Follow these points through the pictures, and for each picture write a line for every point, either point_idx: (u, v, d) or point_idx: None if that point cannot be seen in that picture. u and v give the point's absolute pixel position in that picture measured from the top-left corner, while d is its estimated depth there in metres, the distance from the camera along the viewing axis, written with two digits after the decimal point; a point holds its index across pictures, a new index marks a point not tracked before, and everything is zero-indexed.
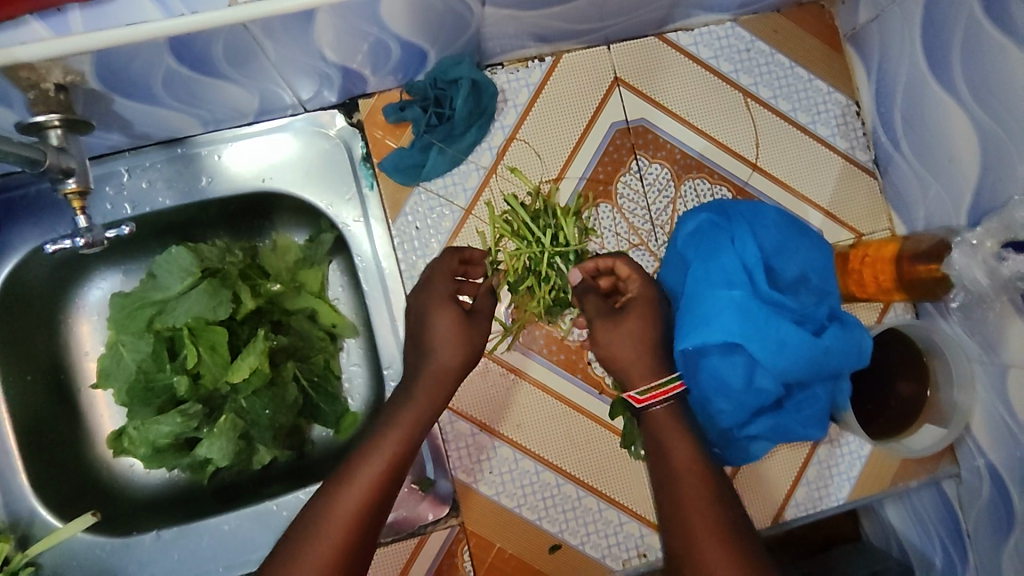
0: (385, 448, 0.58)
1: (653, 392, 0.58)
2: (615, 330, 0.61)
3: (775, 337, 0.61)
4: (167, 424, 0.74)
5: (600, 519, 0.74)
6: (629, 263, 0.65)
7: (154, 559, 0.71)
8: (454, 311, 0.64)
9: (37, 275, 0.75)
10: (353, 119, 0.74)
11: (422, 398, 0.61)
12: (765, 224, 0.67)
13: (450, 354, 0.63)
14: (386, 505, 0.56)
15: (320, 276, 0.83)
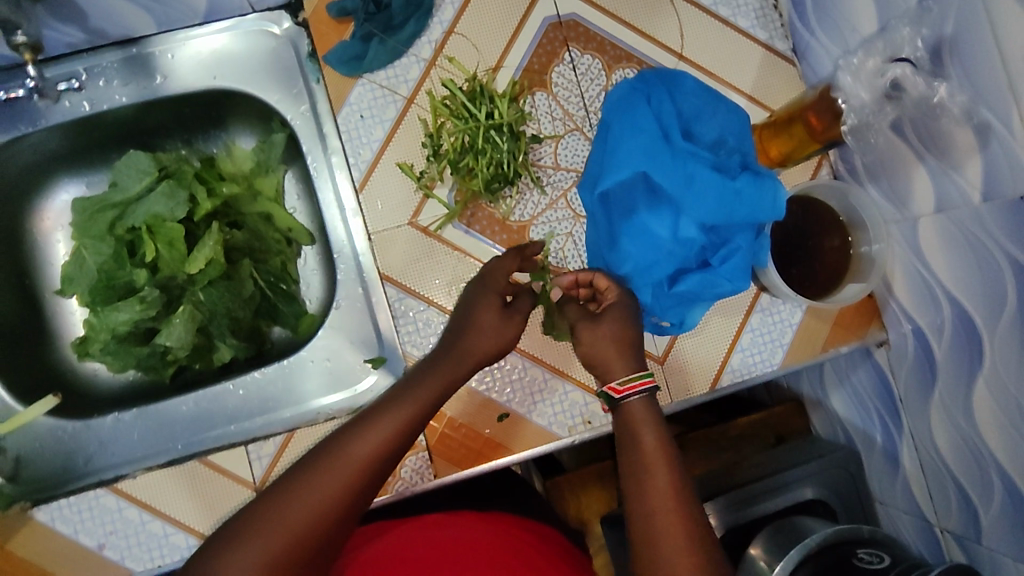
0: (402, 409, 0.61)
1: (630, 384, 0.63)
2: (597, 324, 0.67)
3: (686, 176, 0.66)
4: (126, 312, 0.78)
5: (546, 389, 0.78)
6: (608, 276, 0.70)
7: (115, 439, 0.74)
8: (493, 299, 0.69)
9: (3, 178, 0.78)
10: (298, 19, 0.78)
11: (447, 365, 0.66)
12: (681, 91, 0.71)
13: (480, 339, 0.68)
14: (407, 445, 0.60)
15: (276, 182, 0.85)
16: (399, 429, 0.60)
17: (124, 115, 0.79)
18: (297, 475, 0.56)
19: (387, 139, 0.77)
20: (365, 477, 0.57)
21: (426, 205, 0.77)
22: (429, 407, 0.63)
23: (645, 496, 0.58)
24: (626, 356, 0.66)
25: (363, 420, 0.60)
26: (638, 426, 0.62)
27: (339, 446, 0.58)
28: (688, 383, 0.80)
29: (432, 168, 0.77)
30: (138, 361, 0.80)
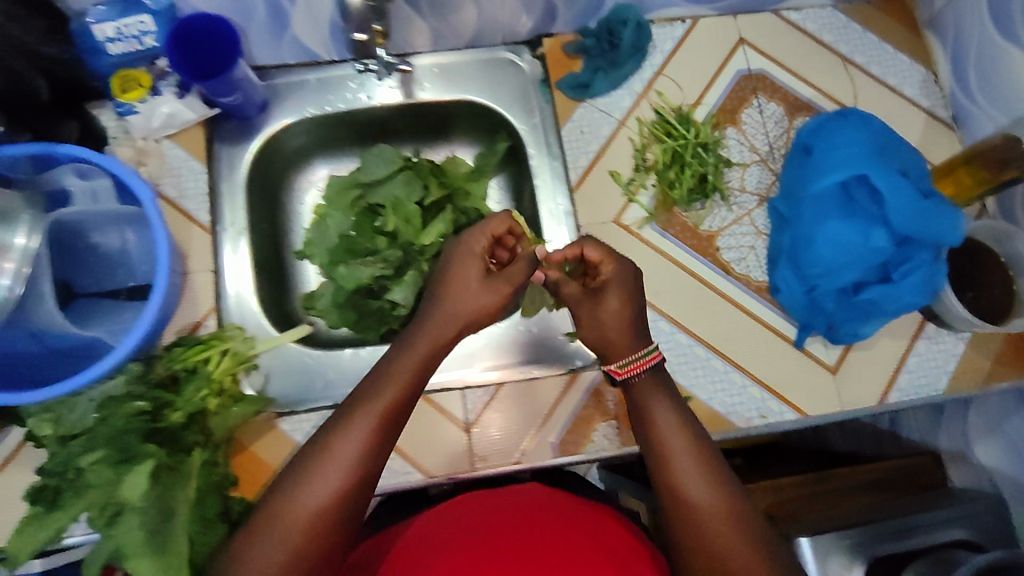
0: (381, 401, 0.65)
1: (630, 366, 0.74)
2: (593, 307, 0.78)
3: (885, 190, 0.76)
4: (369, 269, 0.93)
5: (726, 379, 0.86)
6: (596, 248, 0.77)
7: (348, 371, 0.84)
8: (476, 266, 0.78)
9: (281, 150, 0.96)
10: (536, 53, 0.94)
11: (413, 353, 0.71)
12: (872, 126, 0.81)
13: (468, 301, 0.76)
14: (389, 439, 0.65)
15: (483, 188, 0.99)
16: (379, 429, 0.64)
17: (381, 112, 0.96)
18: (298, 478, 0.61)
19: (601, 152, 0.91)
20: (356, 484, 0.61)
21: (629, 208, 0.89)
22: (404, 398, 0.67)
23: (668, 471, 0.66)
24: (629, 336, 0.76)
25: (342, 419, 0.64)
26: (647, 401, 0.72)
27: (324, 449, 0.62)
28: (858, 395, 0.87)
29: (638, 177, 0.90)
30: (358, 317, 0.93)
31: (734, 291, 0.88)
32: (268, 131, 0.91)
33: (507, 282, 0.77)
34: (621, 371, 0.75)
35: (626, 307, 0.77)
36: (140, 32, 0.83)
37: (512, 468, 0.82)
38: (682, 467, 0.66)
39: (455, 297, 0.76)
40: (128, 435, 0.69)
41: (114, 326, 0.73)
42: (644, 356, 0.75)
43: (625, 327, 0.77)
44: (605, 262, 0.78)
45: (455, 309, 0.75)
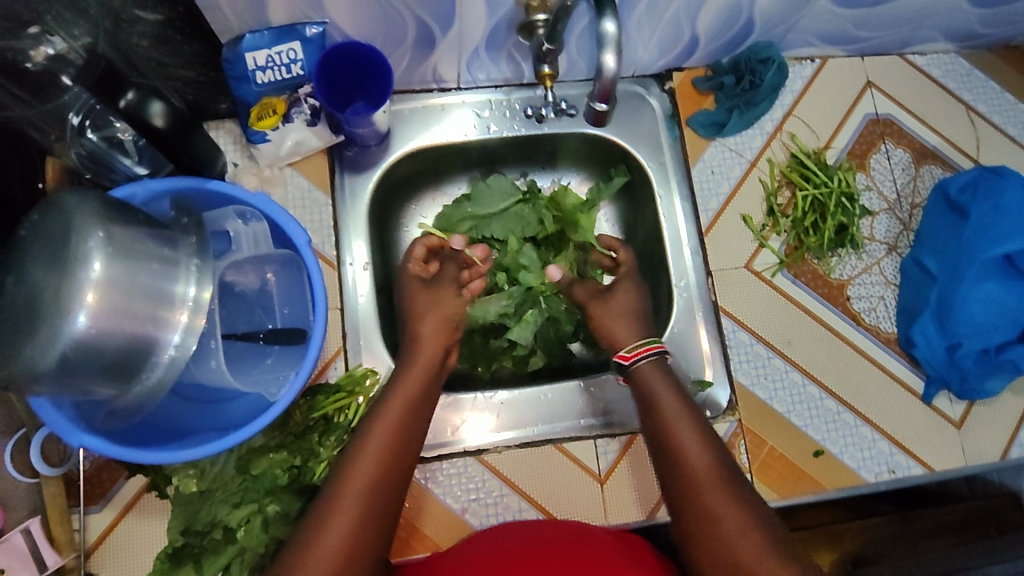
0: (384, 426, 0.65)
1: (637, 350, 0.75)
2: (608, 301, 0.83)
3: None
4: (494, 305, 0.88)
5: (857, 434, 0.84)
6: (612, 239, 0.90)
7: (480, 415, 0.83)
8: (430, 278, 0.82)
9: (397, 179, 0.92)
10: (664, 87, 0.93)
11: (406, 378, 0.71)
12: None
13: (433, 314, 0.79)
14: (403, 457, 0.64)
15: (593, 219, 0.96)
16: (387, 451, 0.63)
17: (501, 142, 0.93)
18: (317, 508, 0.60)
19: (731, 194, 0.90)
20: (378, 505, 0.60)
21: (760, 253, 0.88)
22: (404, 419, 0.67)
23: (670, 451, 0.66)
24: (637, 323, 0.81)
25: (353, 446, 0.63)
26: (654, 386, 0.72)
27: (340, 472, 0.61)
28: (982, 450, 0.85)
29: (769, 222, 0.89)
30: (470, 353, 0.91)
31: (865, 344, 0.86)
32: (391, 159, 0.89)
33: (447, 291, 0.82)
34: (630, 357, 0.75)
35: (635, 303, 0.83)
36: (290, 60, 0.76)
37: (646, 521, 0.80)
38: (678, 430, 0.67)
39: (423, 315, 0.79)
40: (281, 491, 0.67)
41: (280, 373, 0.70)
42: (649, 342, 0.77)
43: (630, 315, 0.81)
44: (622, 248, 0.89)
45: (421, 331, 0.77)
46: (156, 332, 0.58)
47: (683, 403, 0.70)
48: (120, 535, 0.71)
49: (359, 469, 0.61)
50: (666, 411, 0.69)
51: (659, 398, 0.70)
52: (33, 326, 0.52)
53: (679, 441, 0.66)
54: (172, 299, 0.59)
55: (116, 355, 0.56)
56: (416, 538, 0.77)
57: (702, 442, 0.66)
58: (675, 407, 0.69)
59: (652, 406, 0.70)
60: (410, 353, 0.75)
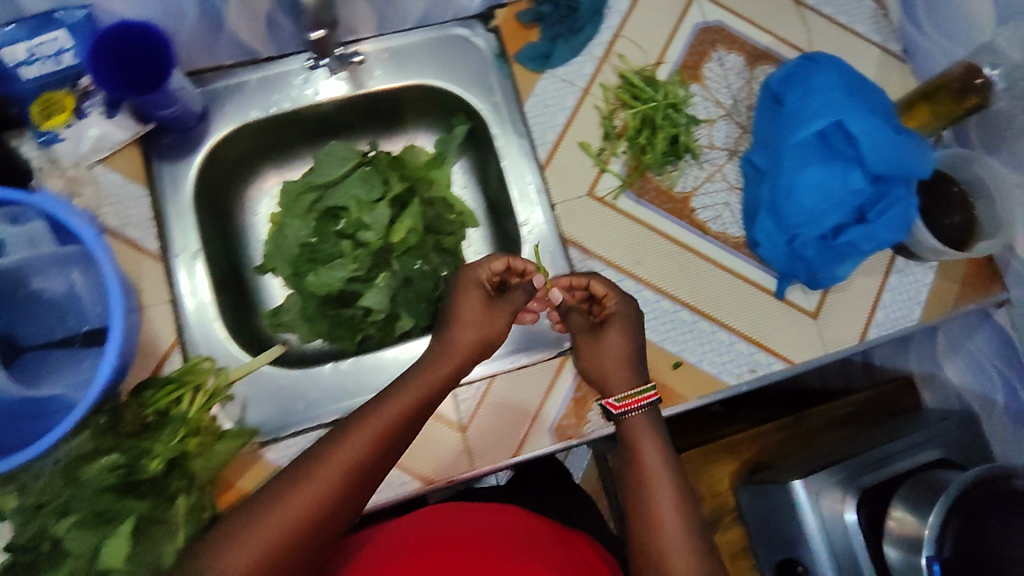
0: (388, 411, 0.65)
1: (627, 401, 0.75)
2: (595, 343, 0.79)
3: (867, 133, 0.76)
4: (339, 272, 0.85)
5: (714, 341, 0.84)
6: (602, 282, 0.80)
7: (332, 386, 0.80)
8: (478, 294, 0.78)
9: (226, 162, 0.89)
10: (489, 26, 0.90)
11: (430, 371, 0.72)
12: (846, 66, 0.80)
13: (469, 330, 0.76)
14: (390, 449, 0.64)
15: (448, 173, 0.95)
16: (378, 439, 0.63)
17: (332, 106, 0.90)
18: (278, 481, 0.59)
19: (567, 123, 0.88)
20: (352, 485, 0.60)
21: (602, 178, 0.87)
22: (412, 412, 0.67)
23: (645, 489, 0.69)
24: (627, 369, 0.77)
25: (342, 430, 0.63)
26: (641, 438, 0.73)
27: (317, 456, 0.61)
28: (839, 336, 0.86)
29: (608, 146, 0.87)
30: (331, 326, 0.89)
31: (715, 251, 0.86)
32: (212, 141, 0.85)
33: (505, 315, 0.79)
34: (618, 405, 0.75)
35: (629, 344, 0.78)
36: (59, 49, 0.74)
37: (510, 461, 0.79)
38: (653, 483, 0.69)
39: (463, 327, 0.77)
40: (104, 494, 0.65)
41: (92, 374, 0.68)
42: (643, 391, 0.76)
43: (623, 363, 0.77)
44: (610, 298, 0.79)
45: (456, 341, 0.75)
46: None
47: (667, 460, 0.71)
48: None
49: (341, 450, 0.61)
50: (646, 467, 0.71)
51: (638, 443, 0.73)
52: None
53: (654, 489, 0.69)
54: None
55: None
56: None
57: (673, 490, 0.69)
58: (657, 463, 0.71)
59: (632, 455, 0.72)
60: (434, 351, 0.75)
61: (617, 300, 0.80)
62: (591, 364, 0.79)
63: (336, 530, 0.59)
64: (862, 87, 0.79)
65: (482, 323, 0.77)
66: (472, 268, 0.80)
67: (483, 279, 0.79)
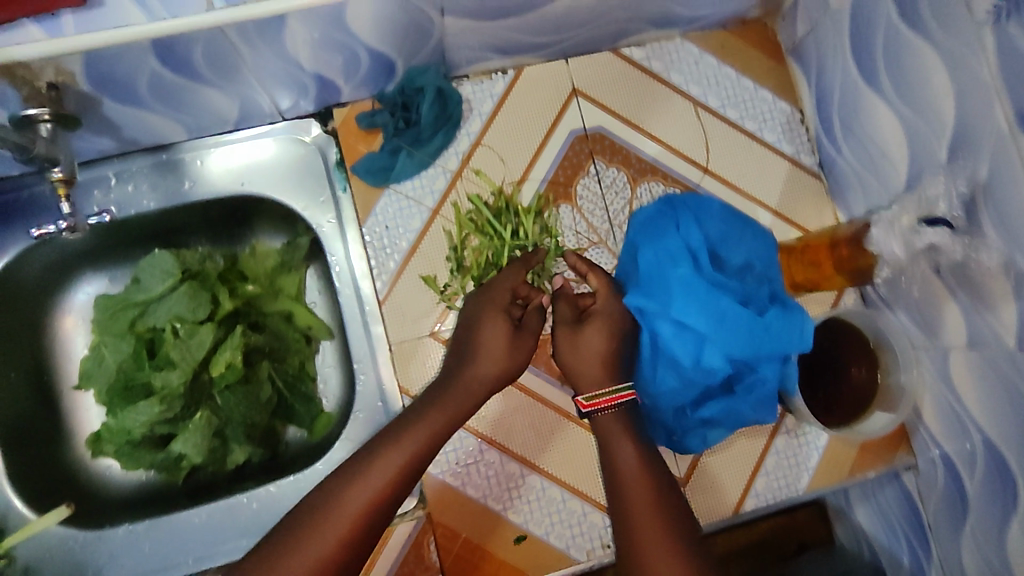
0: (396, 454, 0.59)
1: (597, 398, 0.63)
2: (577, 337, 0.66)
3: (718, 305, 0.67)
4: (143, 414, 0.75)
5: (564, 509, 0.74)
6: (603, 274, 0.70)
7: (125, 551, 0.71)
8: (504, 325, 0.67)
9: (27, 280, 0.78)
10: (328, 128, 0.80)
11: (437, 405, 0.63)
12: (708, 217, 0.72)
13: (490, 365, 0.66)
14: (401, 497, 0.58)
15: (297, 281, 0.84)
16: (383, 487, 0.57)
17: (149, 217, 0.79)
18: (289, 531, 0.55)
19: (412, 250, 0.78)
20: (359, 537, 0.55)
21: (448, 317, 0.77)
22: (423, 455, 0.60)
23: (626, 514, 0.57)
24: (607, 373, 0.65)
25: (346, 475, 0.57)
26: (616, 445, 0.61)
27: (323, 505, 0.55)
28: (710, 507, 0.76)
29: (455, 282, 0.77)
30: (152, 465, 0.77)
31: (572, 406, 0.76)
32: (1, 264, 0.75)
33: (530, 349, 0.68)
34: (588, 403, 0.63)
35: (609, 345, 0.66)
36: None
37: None
38: (632, 492, 0.58)
39: (476, 357, 0.66)
40: None
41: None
42: (621, 390, 0.64)
43: (599, 363, 0.65)
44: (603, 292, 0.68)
45: (466, 370, 0.66)
46: None
47: (649, 469, 0.60)
48: None
49: (337, 507, 0.55)
50: (629, 476, 0.59)
51: (614, 454, 0.61)
52: None
53: (635, 506, 0.57)
54: None
55: None
56: None
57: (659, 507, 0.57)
58: (638, 480, 0.59)
59: (608, 464, 0.61)
60: (440, 387, 0.66)
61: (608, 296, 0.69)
62: (567, 357, 0.66)
63: None
64: (727, 243, 0.71)
65: (506, 349, 0.66)
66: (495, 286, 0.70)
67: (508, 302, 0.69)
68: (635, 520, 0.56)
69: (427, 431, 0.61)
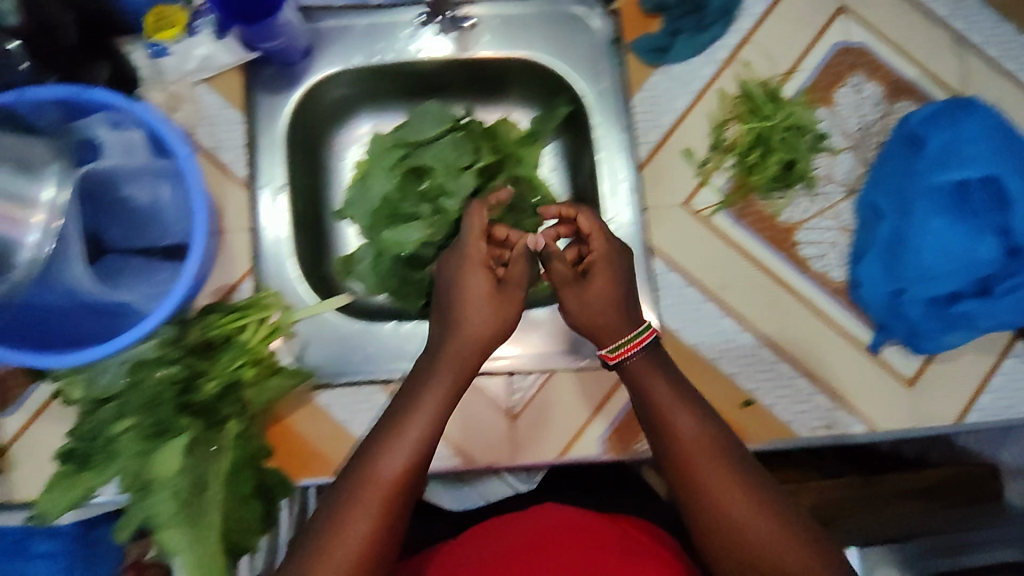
0: (417, 425, 0.67)
1: (621, 349, 0.72)
2: (582, 294, 0.75)
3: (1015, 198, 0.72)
4: (415, 233, 0.84)
5: (791, 385, 0.80)
6: (589, 218, 0.76)
7: (390, 346, 0.79)
8: (485, 277, 0.73)
9: (323, 104, 0.89)
10: (609, 8, 0.85)
11: (442, 376, 0.70)
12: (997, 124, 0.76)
13: (481, 326, 0.72)
14: (433, 447, 0.68)
15: (536, 153, 0.92)
16: (410, 462, 0.66)
17: (435, 66, 0.88)
18: (336, 505, 0.64)
19: (675, 125, 0.82)
20: (398, 485, 0.65)
21: (701, 192, 0.82)
22: (436, 417, 0.68)
23: (675, 445, 0.68)
24: (621, 317, 0.73)
25: (377, 439, 0.67)
26: (648, 379, 0.70)
27: (361, 473, 0.65)
28: (932, 411, 0.79)
29: (713, 159, 0.82)
30: (399, 285, 0.87)
31: (810, 292, 0.81)
32: (313, 80, 0.85)
33: (515, 303, 0.74)
34: (614, 355, 0.72)
35: (615, 293, 0.74)
36: None
37: (555, 460, 0.78)
38: (671, 413, 0.69)
39: (465, 308, 0.72)
40: (165, 405, 0.68)
41: (154, 291, 0.66)
42: (639, 332, 0.72)
43: (613, 305, 0.74)
44: (596, 235, 0.75)
45: (467, 321, 0.72)
46: (9, 228, 0.60)
47: (694, 407, 0.70)
48: (30, 436, 0.76)
49: (377, 475, 0.64)
50: (660, 401, 0.69)
51: (653, 393, 0.70)
52: None
53: (681, 442, 0.68)
54: (30, 199, 0.61)
55: None
56: (319, 461, 0.74)
57: (701, 425, 0.69)
58: (698, 437, 0.68)
59: (643, 394, 0.70)
60: (442, 349, 0.71)
61: (600, 241, 0.76)
62: (579, 315, 0.75)
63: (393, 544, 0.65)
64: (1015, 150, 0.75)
65: (494, 304, 0.73)
66: (472, 240, 0.74)
67: (486, 257, 0.74)
68: (711, 493, 0.66)
69: (438, 399, 0.69)
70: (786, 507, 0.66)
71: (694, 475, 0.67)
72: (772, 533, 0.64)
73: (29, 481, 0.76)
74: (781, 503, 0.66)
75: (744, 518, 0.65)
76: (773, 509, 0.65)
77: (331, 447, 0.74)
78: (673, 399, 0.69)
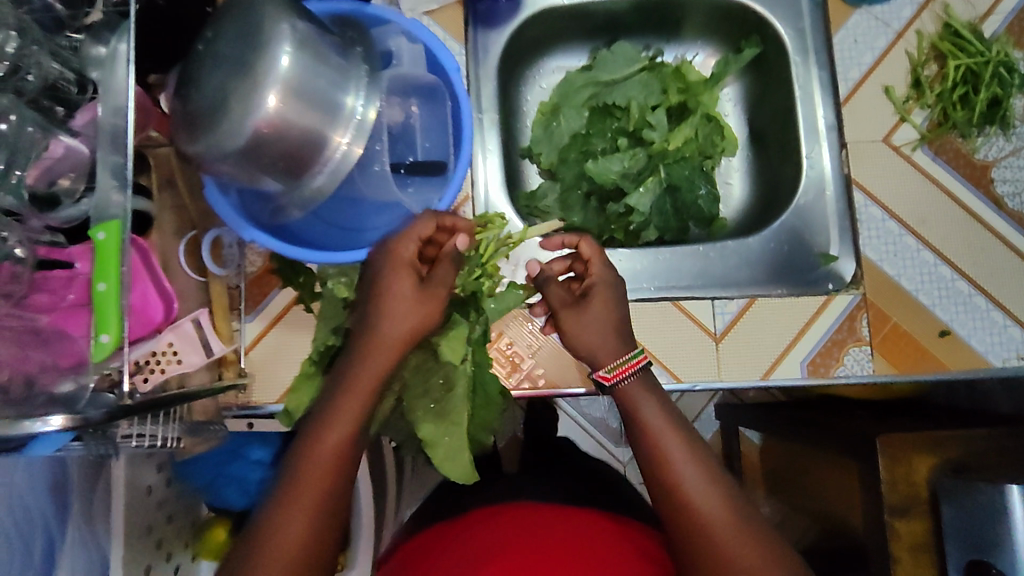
0: (341, 428, 0.59)
1: (620, 368, 0.66)
2: (582, 315, 0.70)
3: None
4: (616, 165, 0.89)
5: (987, 318, 0.82)
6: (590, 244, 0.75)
7: None
8: (411, 277, 0.65)
9: (523, 41, 0.92)
10: None
11: (361, 371, 0.62)
12: None
13: (401, 323, 0.63)
14: (354, 458, 0.60)
15: (714, 98, 0.92)
16: (335, 463, 0.58)
17: (633, 8, 0.92)
18: (272, 511, 0.57)
19: (874, 65, 0.86)
20: (328, 489, 0.58)
21: (901, 128, 0.85)
22: (353, 425, 0.60)
23: (665, 473, 0.60)
24: (616, 340, 0.69)
25: (305, 444, 0.59)
26: (641, 404, 0.65)
27: (290, 478, 0.57)
28: None
29: (913, 96, 0.85)
30: (583, 217, 0.92)
31: (1005, 230, 0.83)
32: (523, 16, 0.89)
33: (441, 297, 0.65)
34: (609, 376, 0.67)
35: (613, 314, 0.70)
36: None
37: (757, 382, 0.81)
38: (665, 439, 0.61)
39: (390, 312, 0.63)
40: None
41: (426, 199, 0.73)
42: (632, 357, 0.67)
43: (613, 332, 0.69)
44: (595, 262, 0.74)
45: (385, 322, 0.63)
46: (321, 134, 0.60)
47: (672, 422, 0.63)
48: (268, 345, 0.81)
49: (309, 474, 0.57)
50: (653, 424, 0.63)
51: (657, 437, 0.62)
52: (223, 109, 0.57)
53: (677, 472, 0.60)
54: (336, 112, 0.60)
55: (293, 146, 0.59)
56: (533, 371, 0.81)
57: (703, 469, 0.60)
58: (712, 494, 0.59)
59: (633, 422, 0.64)
60: (357, 347, 0.63)
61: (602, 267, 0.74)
62: (581, 342, 0.70)
63: (334, 542, 0.58)
64: None
65: (418, 304, 0.64)
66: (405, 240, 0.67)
67: (412, 254, 0.66)
68: (711, 528, 0.58)
69: (355, 408, 0.60)
70: (760, 522, 0.59)
71: (702, 520, 0.58)
72: (760, 560, 0.57)
73: (263, 387, 0.80)
74: (753, 516, 0.59)
75: (721, 533, 0.57)
76: (751, 524, 0.58)
77: (543, 358, 0.82)
78: (668, 425, 0.62)
